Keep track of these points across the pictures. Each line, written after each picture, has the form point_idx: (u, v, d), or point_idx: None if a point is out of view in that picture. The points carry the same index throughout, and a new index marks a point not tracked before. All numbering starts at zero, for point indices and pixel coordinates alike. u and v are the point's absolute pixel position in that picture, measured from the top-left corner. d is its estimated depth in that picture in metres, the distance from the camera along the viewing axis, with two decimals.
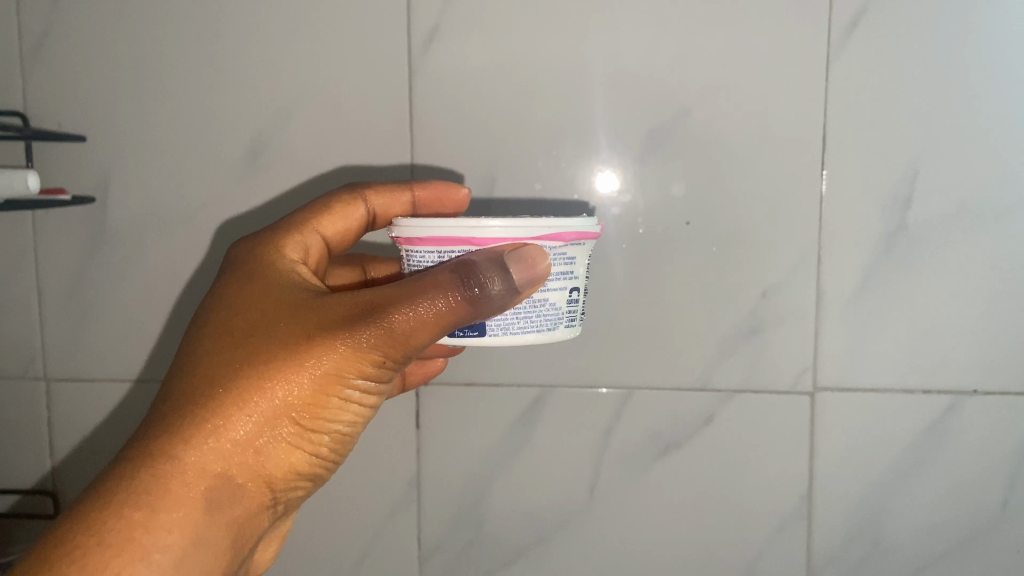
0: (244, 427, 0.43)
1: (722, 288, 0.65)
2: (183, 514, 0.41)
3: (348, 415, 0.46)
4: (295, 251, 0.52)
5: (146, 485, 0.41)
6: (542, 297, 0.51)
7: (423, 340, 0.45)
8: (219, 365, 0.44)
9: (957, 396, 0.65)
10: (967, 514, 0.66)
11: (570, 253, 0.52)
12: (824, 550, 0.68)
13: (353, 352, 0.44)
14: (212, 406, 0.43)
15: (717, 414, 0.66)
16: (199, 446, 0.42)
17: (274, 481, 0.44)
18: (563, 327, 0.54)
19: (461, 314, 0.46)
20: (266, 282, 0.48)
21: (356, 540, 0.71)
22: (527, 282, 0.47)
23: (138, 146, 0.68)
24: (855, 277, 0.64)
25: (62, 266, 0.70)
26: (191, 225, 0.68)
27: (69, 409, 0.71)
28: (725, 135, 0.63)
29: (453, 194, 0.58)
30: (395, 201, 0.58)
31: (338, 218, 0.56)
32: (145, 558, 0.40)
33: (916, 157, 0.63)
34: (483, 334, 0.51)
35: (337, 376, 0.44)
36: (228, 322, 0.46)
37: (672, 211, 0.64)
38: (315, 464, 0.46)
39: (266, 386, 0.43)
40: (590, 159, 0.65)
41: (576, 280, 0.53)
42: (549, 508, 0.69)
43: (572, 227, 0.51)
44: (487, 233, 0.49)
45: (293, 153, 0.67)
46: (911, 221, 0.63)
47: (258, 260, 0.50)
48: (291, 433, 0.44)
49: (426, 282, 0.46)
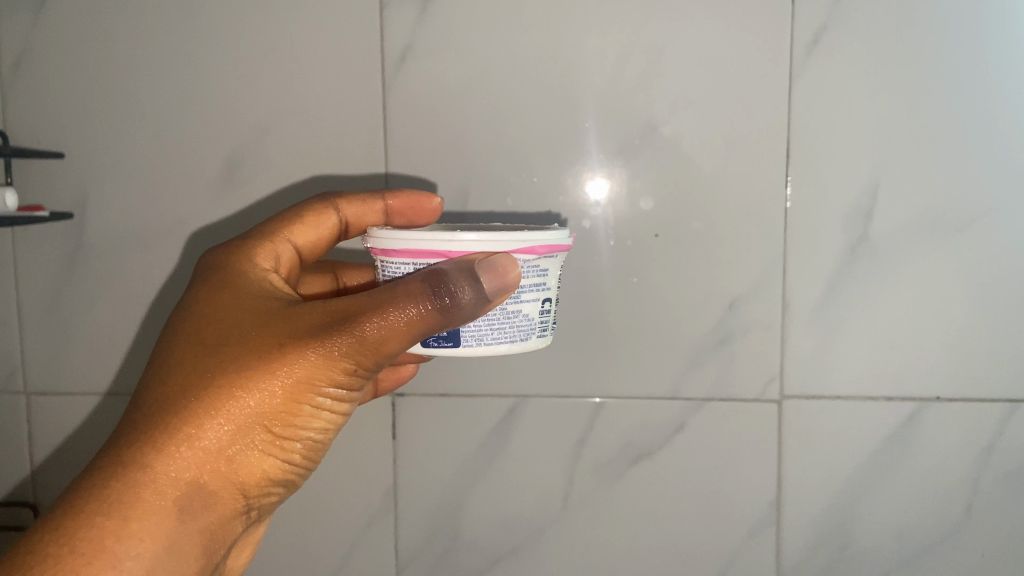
0: (216, 435, 0.44)
1: (692, 300, 0.66)
2: (154, 522, 0.42)
3: (320, 422, 0.47)
4: (267, 260, 0.54)
5: (118, 493, 0.42)
6: (515, 308, 0.53)
7: (394, 349, 0.46)
8: (190, 375, 0.45)
9: (921, 403, 0.67)
10: (932, 520, 0.68)
11: (542, 266, 0.53)
12: (794, 555, 0.69)
13: (325, 360, 0.45)
14: (184, 414, 0.44)
15: (687, 422, 0.68)
16: (171, 455, 0.43)
17: (247, 488, 0.45)
18: (536, 337, 0.55)
19: (432, 323, 0.47)
20: (238, 292, 0.49)
21: (333, 550, 0.72)
22: (497, 290, 0.48)
23: (117, 162, 0.69)
24: (820, 288, 0.66)
25: (41, 281, 0.71)
26: (168, 240, 0.69)
27: (48, 421, 0.72)
28: (690, 150, 0.65)
29: (425, 203, 0.59)
30: (368, 210, 0.59)
31: (310, 227, 0.57)
32: (116, 565, 0.41)
33: (877, 171, 0.64)
34: (458, 343, 0.52)
35: (308, 384, 0.45)
36: (199, 332, 0.47)
37: (642, 223, 0.66)
38: (288, 470, 0.47)
39: (238, 395, 0.44)
40: (560, 173, 0.66)
41: (548, 291, 0.55)
42: (524, 516, 0.70)
43: (544, 240, 0.52)
44: (461, 245, 0.50)
45: (268, 169, 0.68)
46: (873, 233, 0.65)
47: (232, 270, 0.51)
48: (263, 440, 0.45)
49: (398, 291, 0.47)
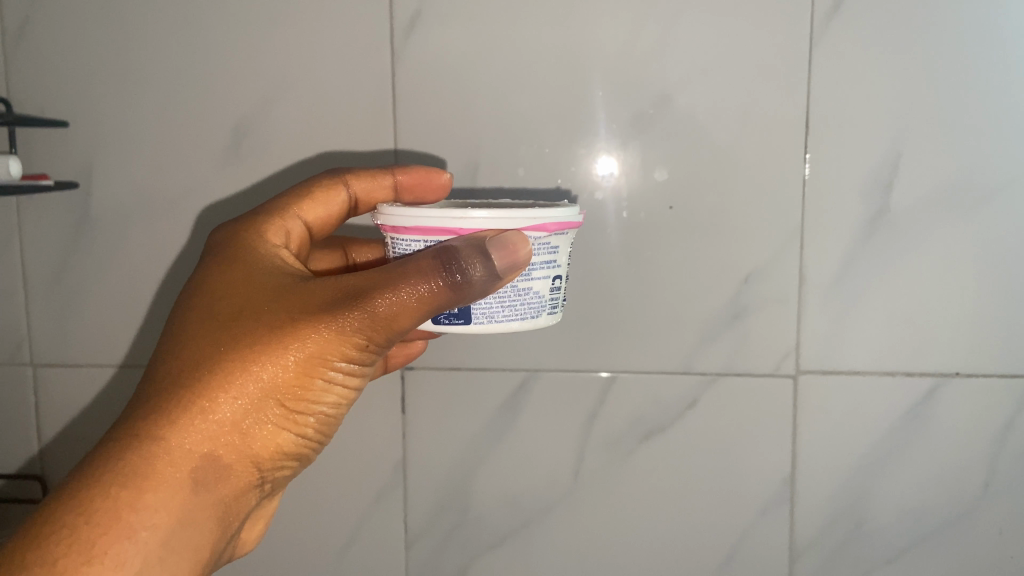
0: (229, 408, 0.43)
1: (705, 276, 0.65)
2: (169, 494, 0.42)
3: (332, 397, 0.46)
4: (277, 236, 0.53)
5: (133, 465, 0.42)
6: (526, 286, 0.51)
7: (406, 325, 0.46)
8: (204, 350, 0.44)
9: (939, 379, 0.65)
10: (948, 498, 0.67)
11: (553, 243, 0.52)
12: (808, 532, 0.68)
13: (337, 335, 0.44)
14: (197, 388, 0.43)
15: (700, 398, 0.67)
16: (185, 429, 0.42)
17: (261, 461, 0.45)
18: (547, 314, 0.54)
19: (443, 300, 0.46)
20: (250, 269, 0.48)
21: (342, 524, 0.71)
22: (507, 268, 0.47)
23: (122, 132, 0.68)
24: (838, 262, 0.64)
25: (46, 252, 0.70)
26: (175, 211, 0.69)
27: (55, 393, 0.72)
28: (706, 121, 0.63)
29: (434, 178, 0.58)
30: (377, 185, 0.58)
31: (319, 204, 0.56)
32: (132, 536, 0.40)
33: (898, 142, 0.63)
34: (468, 321, 0.52)
35: (321, 358, 0.44)
36: (212, 307, 0.46)
37: (656, 195, 0.64)
38: (301, 444, 0.46)
39: (251, 368, 0.43)
40: (573, 144, 0.65)
41: (559, 268, 0.53)
42: (534, 491, 0.69)
43: (555, 217, 0.51)
44: (471, 223, 0.49)
45: (275, 140, 0.67)
46: (893, 206, 0.64)
47: (242, 245, 0.50)
48: (276, 414, 0.44)
49: (409, 267, 0.46)
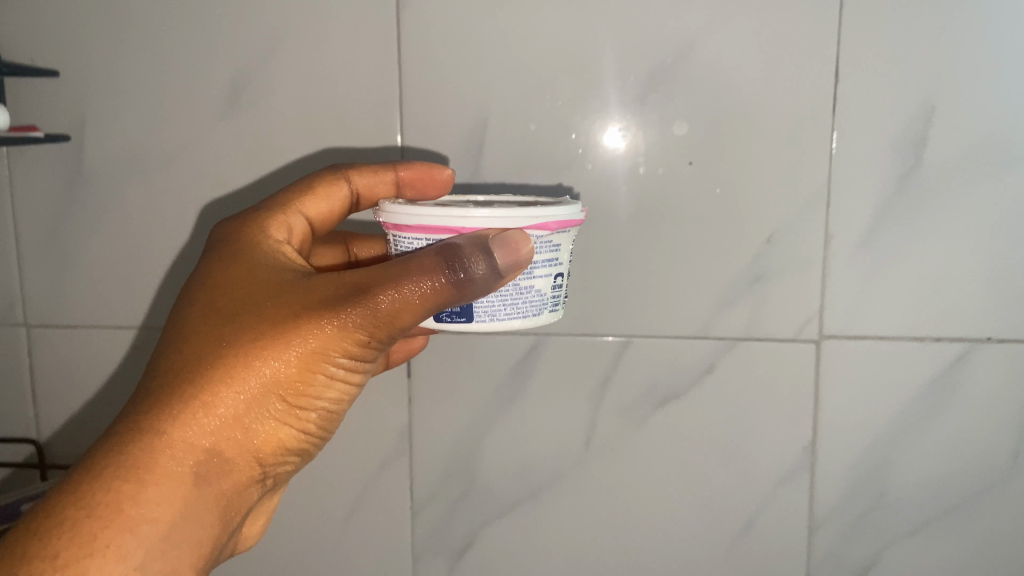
0: (231, 403, 0.41)
1: (725, 238, 0.62)
2: (171, 487, 0.40)
3: (334, 392, 0.45)
4: (279, 232, 0.50)
5: (134, 458, 0.40)
6: (527, 283, 0.49)
7: (408, 322, 0.44)
8: (206, 343, 0.42)
9: (970, 344, 0.63)
10: (975, 469, 0.64)
11: (556, 241, 0.49)
12: (828, 503, 0.66)
13: (339, 331, 0.42)
14: (199, 382, 0.41)
15: (719, 363, 0.64)
16: (186, 422, 0.41)
17: (263, 456, 0.43)
18: (548, 312, 0.52)
19: (446, 298, 0.44)
20: (251, 263, 0.46)
21: (346, 492, 0.69)
22: (510, 266, 0.44)
23: (115, 83, 0.65)
24: (866, 223, 0.61)
25: (38, 209, 0.68)
26: (171, 167, 0.66)
27: (51, 355, 0.70)
28: (728, 72, 0.60)
29: (436, 174, 0.54)
30: (378, 181, 0.54)
31: (321, 199, 0.53)
32: (134, 529, 0.39)
33: (932, 95, 0.59)
34: (470, 319, 0.49)
35: (322, 354, 0.43)
36: (213, 301, 0.44)
37: (675, 151, 0.61)
38: (304, 440, 0.45)
39: (253, 363, 0.42)
40: (588, 96, 0.61)
41: (561, 266, 0.51)
42: (544, 459, 0.67)
43: (558, 215, 0.48)
44: (473, 222, 0.47)
45: (274, 92, 0.64)
46: (925, 163, 0.60)
47: (242, 240, 0.48)
48: (279, 409, 0.43)
49: (411, 264, 0.44)
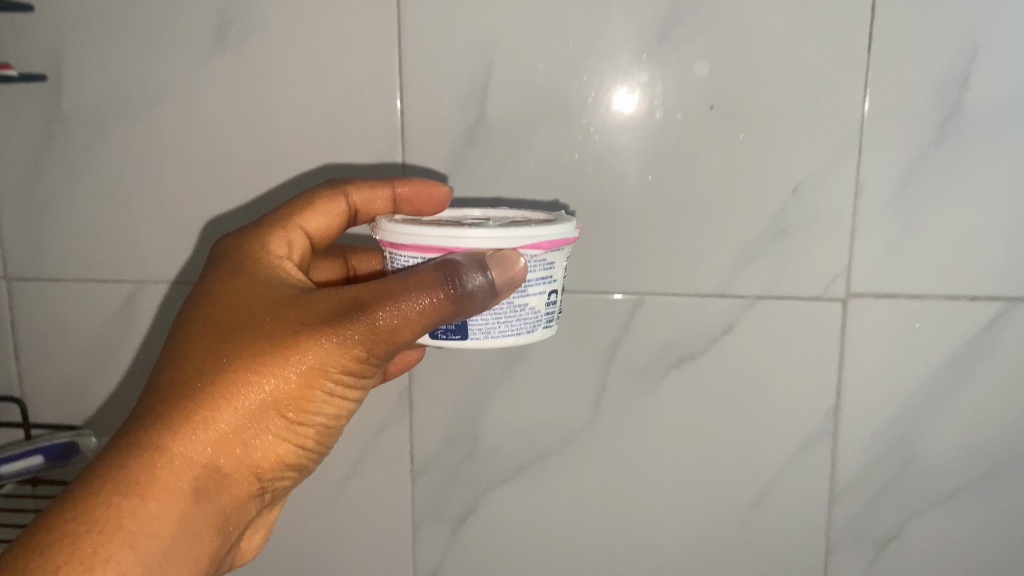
0: (230, 418, 0.40)
1: (746, 187, 0.58)
2: (170, 503, 0.38)
3: (333, 407, 0.43)
4: (280, 247, 0.48)
5: (132, 472, 0.38)
6: (521, 301, 0.47)
7: (406, 338, 0.42)
8: (204, 357, 0.40)
9: (1008, 302, 0.58)
10: (1008, 436, 0.61)
11: (549, 259, 0.47)
12: (849, 470, 0.63)
13: (339, 347, 0.40)
14: (198, 396, 0.39)
15: (737, 322, 0.60)
16: (185, 437, 0.39)
17: (262, 472, 0.41)
18: (542, 329, 0.49)
19: (445, 314, 0.42)
20: (247, 276, 0.44)
21: (343, 456, 0.66)
22: (505, 284, 0.43)
23: (94, 21, 0.61)
24: (901, 171, 0.57)
25: (17, 156, 0.64)
26: (155, 111, 0.62)
27: (34, 311, 0.66)
28: (755, 3, 0.55)
29: (434, 192, 0.51)
30: (377, 195, 0.52)
31: (319, 214, 0.50)
32: (133, 545, 0.37)
33: (977, 30, 0.54)
34: (465, 337, 0.47)
35: (321, 370, 0.41)
36: (210, 313, 0.42)
37: (696, 92, 0.57)
38: (303, 455, 0.43)
39: (252, 377, 0.40)
40: (601, 32, 0.57)
41: (555, 283, 0.49)
42: (551, 424, 0.64)
43: (552, 235, 0.46)
44: (468, 242, 0.45)
45: (264, 32, 0.59)
46: (967, 105, 0.56)
47: (240, 254, 0.45)
48: (278, 425, 0.41)
49: (410, 279, 0.42)
